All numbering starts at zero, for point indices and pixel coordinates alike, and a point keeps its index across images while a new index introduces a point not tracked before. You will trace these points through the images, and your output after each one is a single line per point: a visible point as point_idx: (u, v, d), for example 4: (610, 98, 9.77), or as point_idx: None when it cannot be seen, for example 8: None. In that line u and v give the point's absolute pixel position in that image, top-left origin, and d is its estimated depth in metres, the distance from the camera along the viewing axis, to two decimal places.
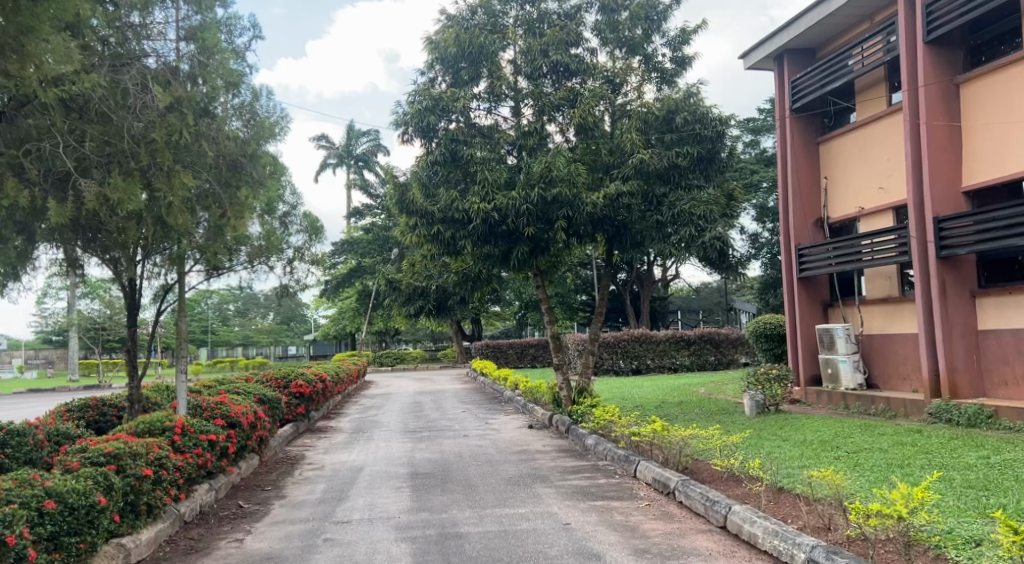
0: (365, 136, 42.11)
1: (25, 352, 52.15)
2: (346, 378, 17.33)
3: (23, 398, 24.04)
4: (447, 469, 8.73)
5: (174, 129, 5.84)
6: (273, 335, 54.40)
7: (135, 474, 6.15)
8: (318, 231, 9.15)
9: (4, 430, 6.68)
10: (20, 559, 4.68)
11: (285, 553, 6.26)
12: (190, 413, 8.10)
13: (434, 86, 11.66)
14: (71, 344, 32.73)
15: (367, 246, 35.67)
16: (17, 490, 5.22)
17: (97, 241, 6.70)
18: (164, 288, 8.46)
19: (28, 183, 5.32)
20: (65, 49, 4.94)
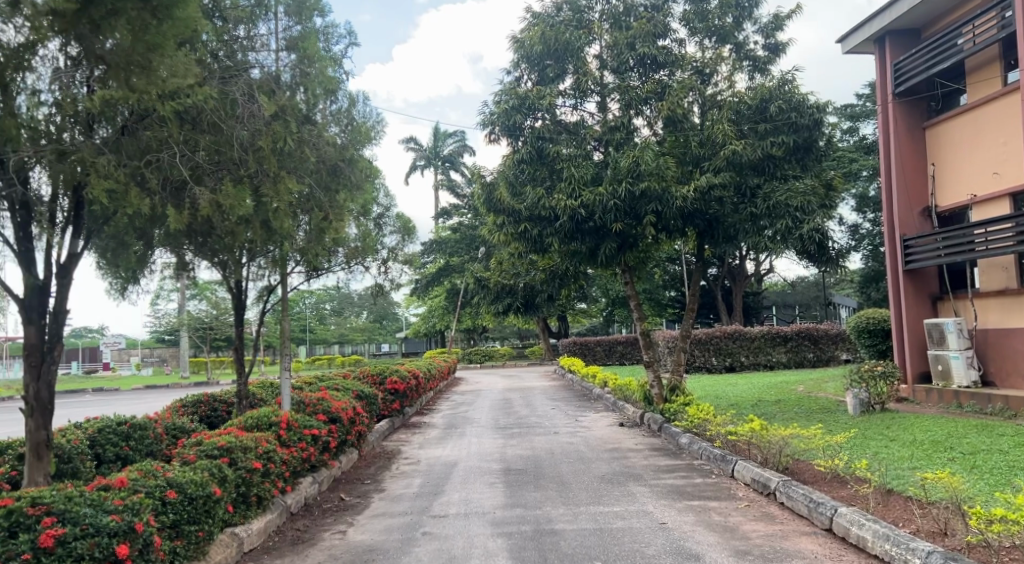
0: (452, 137, 42.85)
1: (142, 352, 55.79)
2: (436, 375, 17.65)
3: (144, 394, 25.68)
4: (539, 466, 8.77)
5: (279, 137, 6.19)
6: (365, 333, 56.06)
7: (245, 467, 6.47)
8: (411, 231, 9.36)
9: (127, 423, 7.14)
10: (147, 545, 5.00)
11: (386, 545, 6.44)
12: (294, 408, 8.47)
13: (520, 84, 11.73)
14: (181, 343, 34.70)
15: (454, 246, 36.28)
16: (143, 480, 5.58)
17: (206, 245, 7.05)
18: (268, 289, 8.84)
19: (148, 192, 5.54)
20: (184, 65, 5.24)
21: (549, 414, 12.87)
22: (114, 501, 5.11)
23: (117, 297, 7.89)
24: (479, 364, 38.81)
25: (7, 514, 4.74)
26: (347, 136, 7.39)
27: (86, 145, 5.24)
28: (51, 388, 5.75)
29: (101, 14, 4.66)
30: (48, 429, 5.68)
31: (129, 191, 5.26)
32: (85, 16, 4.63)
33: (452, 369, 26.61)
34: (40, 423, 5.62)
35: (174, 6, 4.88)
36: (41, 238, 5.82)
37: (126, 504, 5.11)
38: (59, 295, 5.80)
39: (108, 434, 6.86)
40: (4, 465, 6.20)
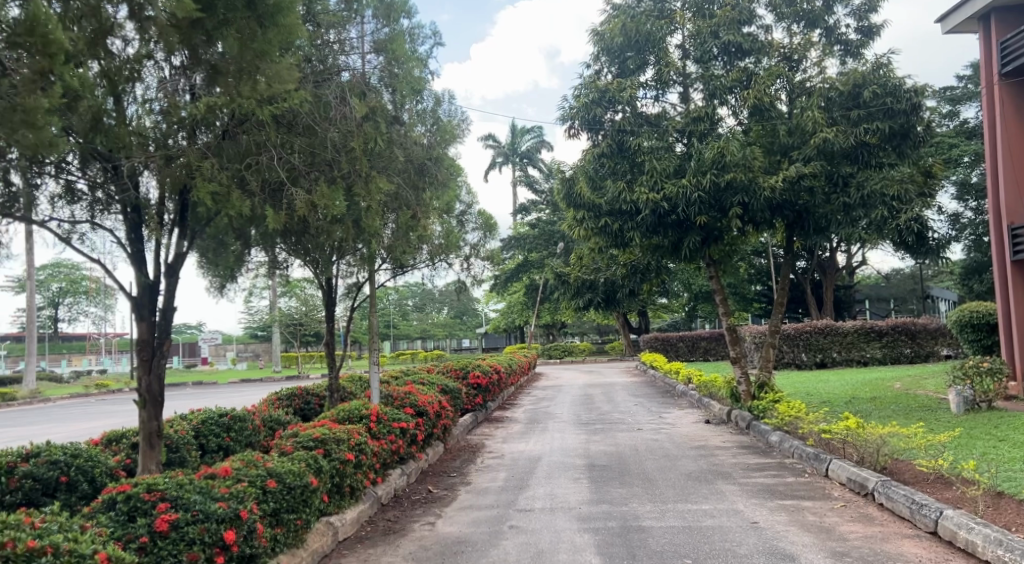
0: (530, 133, 42.97)
1: (236, 347, 58.36)
2: (517, 370, 17.74)
3: (242, 388, 26.80)
4: (624, 462, 8.70)
5: (370, 138, 6.41)
6: (445, 329, 56.97)
7: (339, 458, 6.66)
8: (492, 227, 9.44)
9: (228, 416, 7.48)
10: (251, 532, 5.22)
11: (474, 537, 6.53)
12: (383, 401, 8.71)
13: (600, 77, 11.65)
14: (274, 338, 36.21)
15: (534, 241, 36.54)
16: (246, 470, 5.84)
17: (298, 244, 7.32)
18: (356, 286, 9.11)
19: (249, 193, 5.77)
20: (287, 71, 5.43)
21: (632, 411, 12.75)
22: (220, 489, 5.36)
23: (216, 295, 8.32)
24: (559, 359, 38.89)
25: (126, 499, 5.06)
26: (434, 135, 7.53)
27: (192, 149, 5.50)
28: (161, 382, 6.08)
29: (214, 24, 5.15)
30: (159, 420, 6.04)
31: (231, 193, 5.49)
32: (200, 28, 5.14)
33: (533, 364, 26.77)
34: (152, 414, 5.98)
35: (279, 13, 5.28)
36: (151, 239, 6.17)
37: (232, 493, 5.36)
38: (167, 293, 6.13)
39: (211, 425, 7.21)
40: (121, 453, 6.63)
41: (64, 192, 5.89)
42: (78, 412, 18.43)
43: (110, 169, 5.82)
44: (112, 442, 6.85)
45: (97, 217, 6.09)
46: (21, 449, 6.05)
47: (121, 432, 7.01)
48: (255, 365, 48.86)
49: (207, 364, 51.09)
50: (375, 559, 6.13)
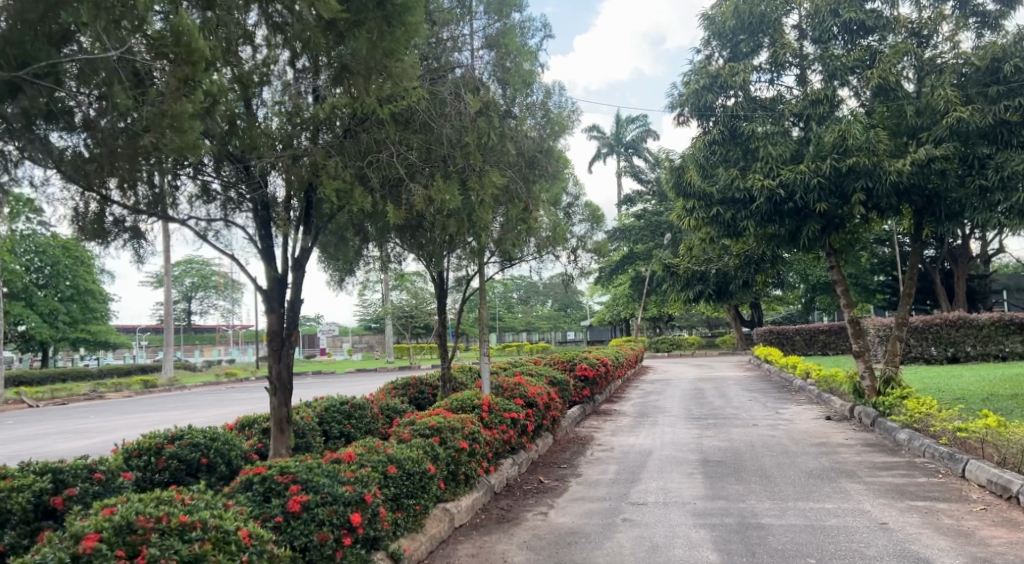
0: (636, 122, 42.43)
1: (351, 339, 60.87)
2: (625, 363, 17.61)
3: (360, 377, 27.88)
4: (740, 458, 8.47)
5: (483, 133, 6.53)
6: (550, 322, 57.19)
7: (455, 447, 6.82)
8: (600, 219, 9.38)
9: (349, 403, 7.82)
10: (375, 515, 5.46)
11: (587, 529, 6.53)
12: (493, 392, 8.87)
13: (711, 62, 11.37)
14: (387, 330, 37.50)
15: (640, 233, 36.00)
16: (368, 455, 6.07)
17: (412, 240, 7.54)
18: (467, 278, 9.30)
19: (370, 190, 6.00)
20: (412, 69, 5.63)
21: (746, 406, 12.39)
22: (346, 473, 5.60)
23: (336, 288, 8.75)
24: (667, 353, 38.30)
25: (262, 481, 5.36)
26: (545, 127, 7.56)
27: (318, 149, 5.76)
28: (289, 371, 6.41)
29: (346, 26, 5.35)
30: (288, 407, 6.36)
31: (354, 190, 5.73)
32: (333, 28, 5.36)
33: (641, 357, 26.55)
34: (282, 401, 6.32)
35: (406, 11, 5.37)
36: (279, 235, 6.51)
37: (357, 477, 5.58)
38: (295, 287, 6.47)
39: (333, 413, 7.55)
40: (253, 437, 7.06)
41: (200, 193, 6.31)
42: (217, 399, 19.75)
43: (242, 169, 6.20)
44: (246, 427, 7.30)
45: (230, 215, 6.48)
46: (167, 431, 6.52)
47: (253, 418, 7.45)
48: (369, 356, 50.72)
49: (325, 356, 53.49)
50: (490, 547, 6.24)
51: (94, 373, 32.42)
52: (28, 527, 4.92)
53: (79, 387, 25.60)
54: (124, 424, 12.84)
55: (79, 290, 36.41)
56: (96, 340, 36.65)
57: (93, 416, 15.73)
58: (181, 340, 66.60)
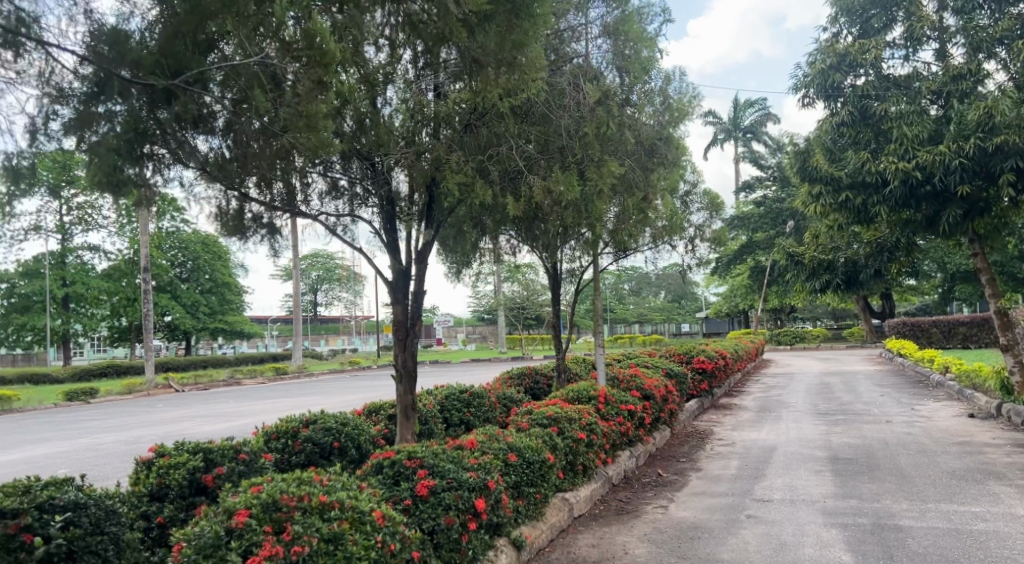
0: (754, 106, 41.09)
1: (466, 330, 62.30)
2: (744, 356, 17.13)
3: (479, 367, 28.50)
4: (873, 456, 8.05)
5: (602, 122, 6.49)
6: (664, 313, 56.29)
7: (573, 437, 6.84)
8: (719, 207, 9.15)
9: (468, 392, 7.99)
10: (497, 501, 5.56)
11: (711, 524, 6.38)
12: (609, 383, 8.84)
13: (839, 40, 10.83)
14: (502, 322, 38.11)
15: (760, 221, 35.21)
16: (489, 442, 6.19)
17: (529, 232, 7.61)
18: (583, 269, 9.28)
19: (490, 182, 6.08)
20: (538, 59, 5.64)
21: (879, 402, 11.75)
22: (469, 460, 5.74)
23: (453, 280, 9.00)
24: (789, 346, 36.87)
25: (391, 465, 5.56)
26: (665, 113, 7.44)
27: (441, 143, 5.92)
28: (414, 359, 6.64)
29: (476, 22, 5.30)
30: (413, 394, 6.58)
31: (475, 183, 5.84)
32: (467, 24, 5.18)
33: (761, 350, 25.73)
34: (407, 388, 6.54)
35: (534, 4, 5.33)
36: (403, 228, 6.73)
37: (480, 464, 5.71)
38: (418, 279, 6.68)
39: (453, 400, 7.75)
40: (380, 423, 7.37)
41: (329, 189, 6.64)
42: (346, 386, 20.73)
43: (369, 167, 6.46)
44: (373, 413, 7.64)
45: (356, 210, 6.79)
46: (302, 416, 6.89)
47: (379, 404, 7.78)
48: (485, 347, 51.63)
49: (442, 346, 54.89)
50: (610, 538, 6.21)
51: (232, 361, 34.75)
52: (185, 501, 5.36)
53: (219, 374, 27.49)
54: (262, 408, 13.74)
55: (218, 283, 39.12)
56: (233, 329, 39.14)
57: (236, 401, 16.89)
58: (306, 331, 70.15)
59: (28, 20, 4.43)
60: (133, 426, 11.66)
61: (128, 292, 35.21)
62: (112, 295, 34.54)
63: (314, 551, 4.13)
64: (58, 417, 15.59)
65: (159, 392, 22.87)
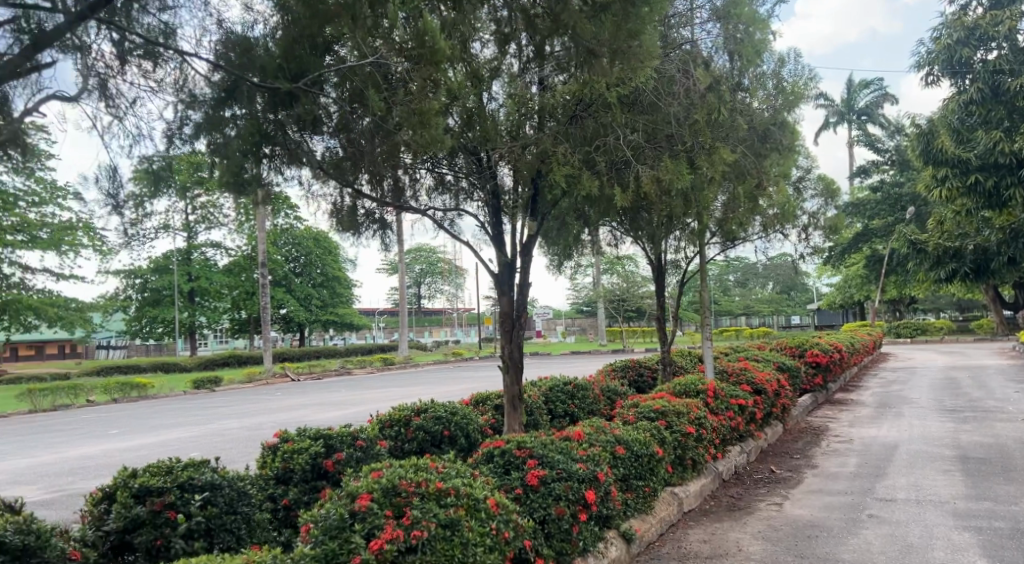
0: (870, 87, 39.13)
1: (565, 322, 62.36)
2: (861, 350, 16.38)
3: (584, 359, 28.49)
4: (1009, 457, 7.52)
5: (713, 109, 6.31)
6: (771, 305, 54.48)
7: (681, 431, 6.73)
8: (834, 194, 8.82)
9: (572, 384, 8.00)
10: (606, 493, 5.54)
11: (830, 523, 6.15)
12: (718, 377, 8.67)
13: (967, 12, 10.17)
14: (603, 314, 37.94)
15: (877, 208, 33.47)
16: (596, 434, 6.17)
17: (634, 224, 7.54)
18: (689, 259, 9.11)
19: (598, 174, 6.04)
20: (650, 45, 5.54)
21: (1014, 398, 10.98)
22: (578, 451, 5.74)
23: (556, 272, 9.03)
24: (909, 339, 34.95)
25: (502, 454, 5.65)
26: (778, 97, 7.42)
27: (548, 135, 5.95)
28: (520, 350, 6.72)
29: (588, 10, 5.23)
30: (519, 385, 6.65)
31: (583, 175, 5.83)
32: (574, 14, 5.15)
33: (879, 343, 24.51)
34: (513, 379, 6.61)
35: None
36: (508, 222, 6.80)
37: (588, 455, 5.71)
38: (523, 271, 6.74)
39: (558, 392, 7.77)
40: (488, 414, 7.50)
41: (436, 184, 6.81)
42: (452, 376, 21.21)
43: (475, 161, 6.56)
44: (480, 403, 7.80)
45: (461, 204, 6.96)
46: (413, 404, 7.10)
47: (485, 395, 7.93)
48: (585, 339, 51.54)
49: (542, 338, 55.16)
50: (723, 534, 6.08)
51: (343, 352, 36.16)
52: (308, 485, 5.62)
53: (331, 364, 28.68)
54: (374, 397, 14.25)
55: (328, 276, 40.80)
56: (343, 321, 40.71)
57: (350, 390, 17.62)
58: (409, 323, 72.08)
59: (167, 32, 4.74)
60: (258, 412, 12.38)
61: (247, 285, 37.68)
62: (233, 288, 37.34)
63: (433, 536, 4.23)
64: (193, 403, 16.74)
65: (277, 380, 24.12)
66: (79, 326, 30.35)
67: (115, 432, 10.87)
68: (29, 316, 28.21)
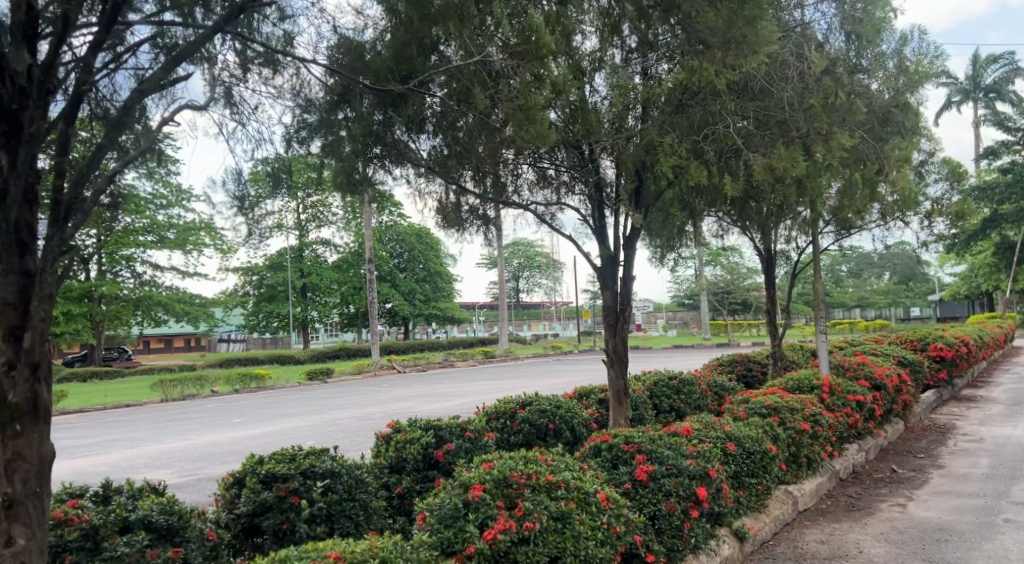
0: (999, 61, 36.42)
1: (666, 315, 61.44)
2: (992, 344, 15.33)
3: (689, 353, 27.97)
4: None
5: (830, 92, 6.04)
6: (887, 297, 51.65)
7: (795, 428, 6.51)
8: (961, 177, 8.31)
9: (678, 379, 7.88)
10: (717, 491, 5.41)
11: (960, 527, 5.80)
12: (832, 371, 8.34)
13: None
14: (706, 306, 37.12)
15: (1007, 192, 30.01)
16: (705, 430, 6.03)
17: (742, 214, 7.34)
18: (800, 250, 8.79)
19: (707, 164, 5.90)
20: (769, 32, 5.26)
21: None
22: (688, 447, 5.62)
23: (658, 265, 8.91)
24: None
25: (609, 448, 5.62)
26: (899, 77, 7.04)
27: (654, 125, 5.86)
28: (625, 344, 6.67)
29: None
30: (624, 379, 6.59)
31: (690, 165, 5.71)
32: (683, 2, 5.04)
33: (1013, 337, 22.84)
34: (618, 373, 6.57)
35: None
36: (612, 214, 6.77)
37: (699, 451, 5.59)
38: (627, 264, 6.67)
39: (663, 387, 7.65)
40: (592, 407, 7.51)
41: (538, 179, 6.86)
42: (556, 369, 21.29)
43: (578, 155, 6.54)
44: (584, 397, 7.82)
45: (563, 198, 6.98)
46: (518, 397, 7.18)
47: (589, 389, 7.95)
48: (687, 332, 50.67)
49: (641, 331, 54.56)
50: (842, 535, 5.84)
51: (446, 345, 36.89)
52: (420, 474, 5.79)
53: (437, 357, 29.32)
54: (479, 389, 14.52)
55: (430, 271, 41.75)
56: (444, 315, 41.53)
57: (455, 382, 18.02)
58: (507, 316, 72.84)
59: (287, 41, 4.96)
60: (370, 403, 12.87)
61: (355, 280, 39.06)
62: (343, 283, 38.63)
63: (544, 528, 4.25)
64: (310, 392, 17.58)
65: (385, 372, 24.95)
66: (203, 320, 32.35)
67: (238, 420, 11.55)
68: (159, 311, 30.33)
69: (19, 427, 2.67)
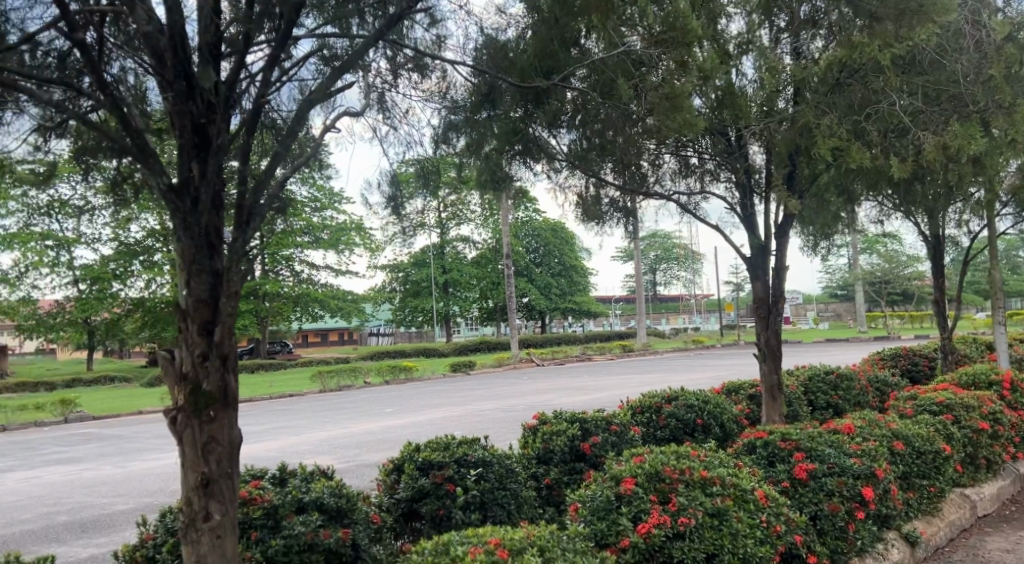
0: None
1: (813, 307, 58.41)
2: None
3: (845, 347, 26.36)
4: None
5: (1012, 60, 5.51)
6: None
7: (972, 428, 6.03)
8: None
9: (835, 373, 7.49)
10: (886, 492, 5.09)
11: None
12: (1013, 366, 7.63)
13: None
14: (860, 297, 34.90)
15: None
16: (869, 428, 5.69)
17: (907, 198, 6.87)
18: (972, 234, 8.09)
19: (869, 145, 5.55)
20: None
21: None
22: (851, 445, 5.31)
23: (810, 254, 8.51)
24: None
25: (765, 445, 5.41)
26: None
27: (808, 106, 5.55)
28: (777, 338, 6.40)
29: None
30: (778, 374, 6.34)
31: (851, 146, 5.38)
32: None
33: None
34: (771, 367, 6.32)
35: None
36: (761, 202, 6.52)
37: (864, 450, 5.27)
38: (779, 253, 6.41)
39: (818, 383, 7.31)
40: (742, 403, 7.30)
41: (681, 168, 6.71)
42: (701, 364, 20.78)
43: (723, 142, 6.35)
44: (733, 392, 7.61)
45: (707, 186, 6.78)
46: (663, 391, 7.06)
47: (739, 384, 7.73)
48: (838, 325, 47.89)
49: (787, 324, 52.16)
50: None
51: (583, 339, 36.81)
52: (568, 466, 5.82)
53: (575, 351, 29.34)
54: (623, 383, 14.45)
55: (566, 265, 41.97)
56: (580, 309, 41.56)
57: (597, 375, 18.03)
58: (644, 309, 71.84)
59: (436, 45, 5.13)
60: (514, 395, 13.11)
61: (494, 275, 40.02)
62: (481, 278, 39.76)
63: (700, 524, 4.15)
64: (457, 384, 18.15)
65: (524, 365, 25.32)
66: (356, 315, 34.01)
67: (391, 410, 12.13)
68: (315, 308, 32.42)
69: (212, 413, 2.89)
